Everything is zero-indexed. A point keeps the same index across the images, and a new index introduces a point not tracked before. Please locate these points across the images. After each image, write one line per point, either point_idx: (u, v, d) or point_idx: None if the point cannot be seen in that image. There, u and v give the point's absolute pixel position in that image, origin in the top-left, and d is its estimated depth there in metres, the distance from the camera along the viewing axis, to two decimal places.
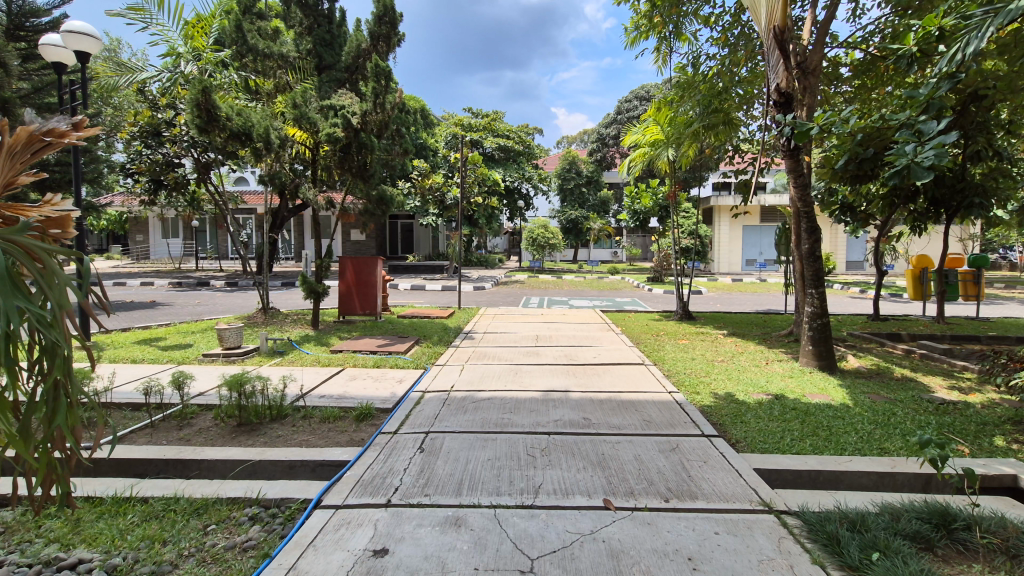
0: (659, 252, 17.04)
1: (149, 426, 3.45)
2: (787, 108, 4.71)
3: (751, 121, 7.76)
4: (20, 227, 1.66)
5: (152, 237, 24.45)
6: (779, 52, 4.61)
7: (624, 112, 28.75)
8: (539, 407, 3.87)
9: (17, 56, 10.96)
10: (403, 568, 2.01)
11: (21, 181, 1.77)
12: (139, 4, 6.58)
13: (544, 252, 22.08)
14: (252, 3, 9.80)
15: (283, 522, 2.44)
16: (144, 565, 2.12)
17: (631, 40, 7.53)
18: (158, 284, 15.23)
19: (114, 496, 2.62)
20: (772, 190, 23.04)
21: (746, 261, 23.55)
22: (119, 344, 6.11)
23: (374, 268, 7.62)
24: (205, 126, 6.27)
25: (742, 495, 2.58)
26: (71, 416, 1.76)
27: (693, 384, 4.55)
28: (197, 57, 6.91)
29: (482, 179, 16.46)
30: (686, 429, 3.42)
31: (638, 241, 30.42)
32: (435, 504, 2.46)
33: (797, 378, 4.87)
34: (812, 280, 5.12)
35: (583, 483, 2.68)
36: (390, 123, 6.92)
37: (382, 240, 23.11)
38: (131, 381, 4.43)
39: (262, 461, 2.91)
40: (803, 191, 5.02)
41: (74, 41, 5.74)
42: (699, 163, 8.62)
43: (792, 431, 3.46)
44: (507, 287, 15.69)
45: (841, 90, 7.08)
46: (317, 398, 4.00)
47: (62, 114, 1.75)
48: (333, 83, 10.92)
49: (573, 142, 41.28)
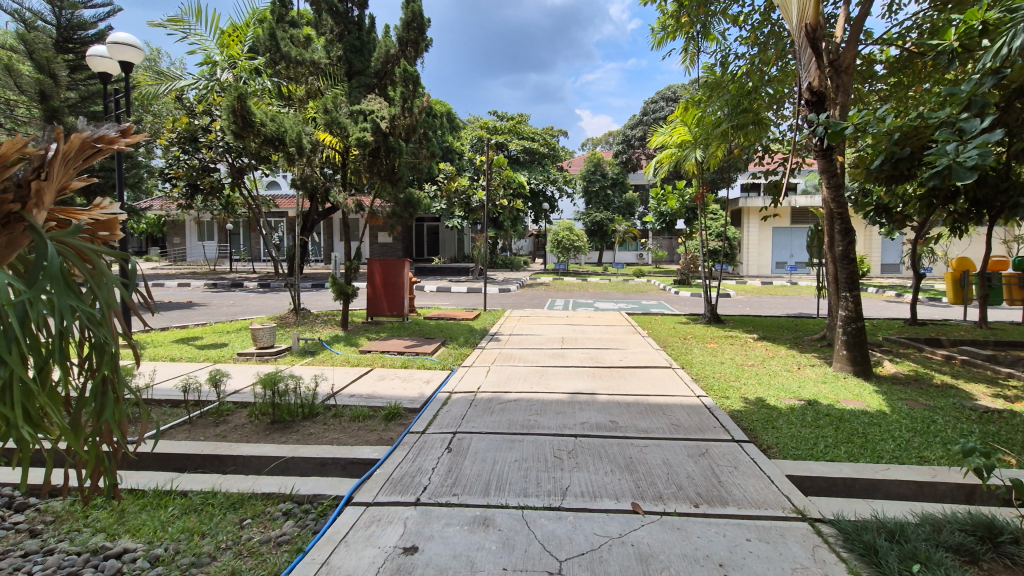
0: (686, 254, 16.78)
1: (187, 422, 3.56)
2: (819, 107, 4.63)
3: (781, 121, 7.61)
4: (72, 228, 1.75)
5: (188, 241, 25.27)
6: (811, 50, 4.51)
7: (650, 113, 28.55)
8: (565, 409, 3.87)
9: (65, 67, 11.53)
10: (433, 567, 2.02)
11: (73, 185, 1.87)
12: (178, 15, 6.82)
13: (569, 254, 21.96)
14: (285, 12, 10.07)
15: (315, 518, 2.49)
16: (184, 557, 2.19)
17: (657, 41, 7.47)
18: (193, 286, 15.73)
19: (156, 489, 2.71)
20: (803, 191, 22.59)
21: (775, 263, 23.13)
22: (158, 343, 6.33)
23: (401, 269, 7.70)
24: (241, 132, 6.53)
25: (774, 501, 2.53)
26: (117, 411, 1.83)
27: (722, 389, 4.46)
28: (232, 65, 7.13)
29: (507, 181, 16.53)
30: (715, 433, 3.37)
31: (663, 243, 30.06)
32: (462, 504, 2.48)
33: (830, 383, 4.74)
34: (846, 283, 4.98)
35: (610, 486, 2.67)
36: (419, 127, 6.99)
37: (408, 243, 23.43)
38: (170, 378, 4.59)
39: (294, 458, 2.97)
40: (836, 192, 4.88)
41: (118, 52, 5.97)
42: (729, 163, 8.46)
43: (826, 437, 3.38)
44: (531, 289, 15.68)
45: (875, 88, 6.89)
46: (347, 397, 4.06)
47: (111, 121, 1.81)
48: (362, 89, 11.14)
49: (598, 143, 41.26)
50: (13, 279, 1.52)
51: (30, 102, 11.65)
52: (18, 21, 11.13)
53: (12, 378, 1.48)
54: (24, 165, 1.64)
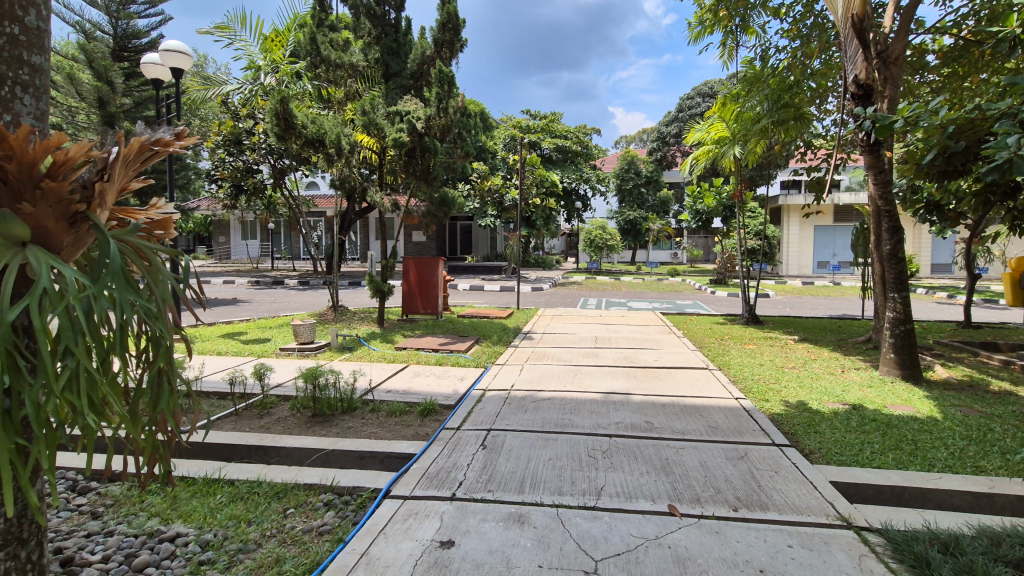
0: (722, 253, 16.41)
1: (234, 413, 3.70)
2: (865, 100, 4.46)
3: (824, 116, 7.36)
4: (131, 228, 1.85)
5: (232, 240, 26.29)
6: (857, 41, 4.34)
7: (686, 109, 28.07)
8: (599, 409, 3.85)
9: (120, 74, 12.19)
10: (469, 561, 2.05)
11: (132, 186, 1.97)
12: (224, 22, 7.08)
13: (602, 254, 21.77)
14: (324, 16, 10.36)
15: (355, 510, 2.55)
16: (232, 543, 2.28)
17: (694, 36, 7.33)
18: (238, 283, 16.34)
19: (205, 477, 2.84)
20: (847, 189, 21.78)
21: (817, 263, 22.40)
22: (206, 337, 6.60)
23: (435, 268, 7.79)
24: (283, 134, 6.74)
25: (817, 508, 2.45)
26: (172, 402, 1.93)
27: (761, 391, 4.35)
28: (275, 70, 7.37)
29: (540, 180, 16.46)
30: (755, 437, 3.29)
31: (699, 242, 29.47)
32: (497, 501, 2.50)
33: (876, 387, 4.55)
34: (894, 283, 4.81)
35: (645, 487, 2.64)
36: (453, 127, 7.06)
37: (441, 242, 23.70)
38: (217, 371, 4.78)
39: (335, 450, 3.06)
40: (884, 189, 4.68)
41: (169, 58, 6.24)
42: (769, 160, 8.21)
43: (872, 444, 3.25)
44: (563, 288, 15.62)
45: (926, 79, 6.58)
46: (383, 393, 4.14)
47: (167, 124, 1.90)
48: (398, 90, 11.30)
49: (631, 140, 40.76)
50: (79, 275, 1.61)
51: (89, 108, 12.35)
52: (79, 32, 11.91)
53: (80, 368, 1.56)
54: (90, 167, 1.73)
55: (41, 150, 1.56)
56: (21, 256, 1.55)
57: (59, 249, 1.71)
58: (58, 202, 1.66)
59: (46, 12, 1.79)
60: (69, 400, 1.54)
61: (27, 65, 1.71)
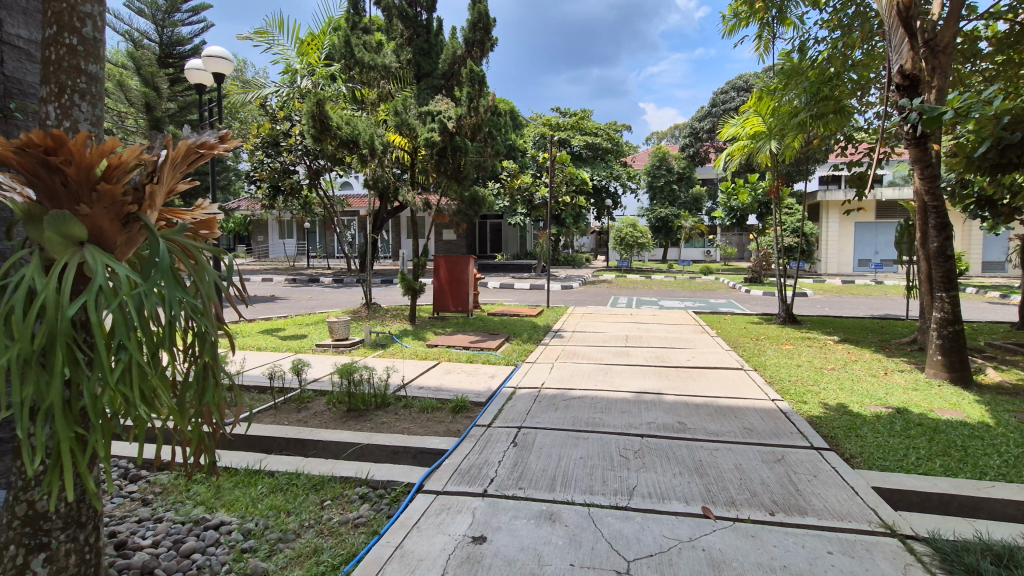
0: (757, 251, 16.01)
1: (273, 407, 3.82)
2: (912, 92, 4.27)
3: (866, 108, 7.10)
4: (178, 228, 1.92)
5: (270, 239, 27.15)
6: (903, 30, 4.15)
7: (720, 104, 27.47)
8: (631, 408, 3.81)
9: (166, 80, 12.73)
10: (501, 557, 2.07)
11: (179, 188, 2.05)
12: (263, 28, 7.29)
13: (633, 251, 21.54)
14: (358, 19, 10.55)
15: (389, 503, 2.60)
16: (272, 532, 2.36)
17: (729, 29, 7.16)
18: (276, 280, 16.82)
19: (247, 468, 2.94)
20: (891, 184, 20.92)
21: (858, 261, 21.62)
22: (246, 333, 6.83)
23: (466, 266, 7.85)
24: (319, 135, 6.89)
25: (859, 514, 2.37)
26: (216, 395, 2.01)
27: (799, 393, 4.23)
28: (311, 72, 7.52)
29: (570, 179, 16.36)
30: (792, 439, 3.21)
31: (733, 240, 28.80)
32: (528, 498, 2.51)
33: (922, 391, 4.36)
34: (942, 282, 4.62)
35: (679, 488, 2.61)
36: (484, 126, 7.09)
37: (472, 240, 23.86)
38: (258, 367, 4.94)
39: (369, 445, 3.12)
40: (931, 183, 4.46)
41: (211, 64, 6.47)
42: (806, 155, 7.96)
43: (918, 449, 3.12)
44: (592, 286, 15.50)
45: (979, 67, 6.26)
46: (416, 389, 4.21)
47: (211, 128, 1.97)
48: (429, 90, 11.42)
49: (663, 137, 40.14)
50: (131, 273, 1.68)
51: (138, 113, 12.92)
52: (128, 40, 12.50)
53: (132, 362, 1.64)
54: (141, 170, 1.80)
55: (97, 154, 1.64)
56: (79, 256, 1.63)
57: (113, 248, 1.79)
58: (112, 204, 1.73)
59: (102, 22, 1.88)
60: (123, 392, 1.62)
61: (85, 74, 1.80)
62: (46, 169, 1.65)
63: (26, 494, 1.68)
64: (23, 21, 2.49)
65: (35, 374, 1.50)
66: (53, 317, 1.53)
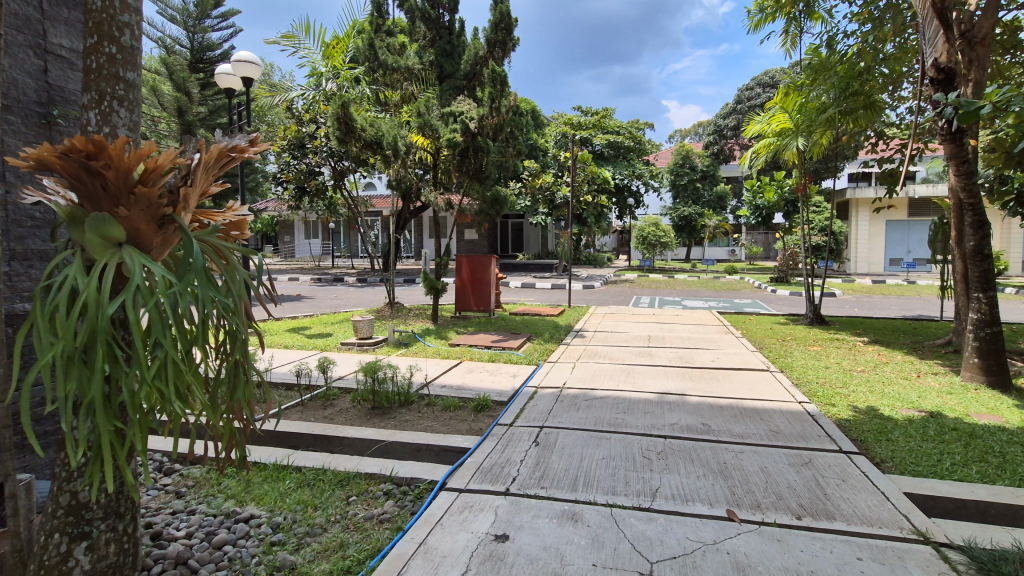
0: (784, 250, 15.69)
1: (301, 404, 3.91)
2: (947, 85, 4.13)
3: (898, 103, 6.89)
4: (210, 229, 1.98)
5: (296, 239, 27.71)
6: (938, 22, 4.03)
7: (745, 101, 27.01)
8: (654, 409, 3.79)
9: (197, 85, 13.11)
10: (524, 556, 2.08)
11: (211, 191, 2.11)
12: (290, 32, 7.44)
13: (655, 251, 21.32)
14: (382, 22, 10.68)
15: (413, 500, 2.64)
16: (300, 526, 2.42)
17: (754, 24, 7.04)
18: (302, 280, 17.15)
19: (275, 463, 3.01)
20: (924, 181, 20.27)
21: (889, 261, 21.01)
22: (274, 331, 6.99)
23: (488, 266, 7.89)
24: (344, 137, 7.00)
25: (890, 520, 2.32)
26: (246, 392, 2.06)
27: (827, 395, 4.14)
28: (336, 75, 7.81)
29: (592, 178, 16.29)
30: (820, 442, 3.15)
31: (759, 238, 28.28)
32: (551, 497, 2.52)
33: (958, 395, 4.22)
34: (979, 282, 4.48)
35: (703, 491, 2.58)
36: (505, 126, 7.10)
37: (493, 240, 23.94)
38: (285, 364, 5.05)
39: (393, 442, 3.16)
40: (967, 180, 4.32)
41: (240, 68, 6.63)
42: (834, 152, 7.76)
43: (953, 455, 3.03)
44: (614, 286, 15.38)
45: (1019, 59, 6.02)
46: (439, 388, 4.25)
47: (242, 132, 2.02)
48: (451, 91, 11.49)
49: (686, 135, 39.65)
50: (166, 273, 1.74)
51: (170, 117, 13.32)
52: (161, 47, 12.92)
53: (167, 359, 1.70)
54: (175, 174, 1.86)
55: (135, 158, 1.70)
56: (118, 256, 1.69)
57: (150, 249, 1.85)
58: (149, 206, 1.79)
59: (139, 31, 1.95)
60: (158, 387, 1.68)
61: (123, 81, 1.87)
62: (87, 173, 1.73)
63: (69, 485, 1.75)
64: (65, 31, 2.61)
65: (77, 370, 1.57)
66: (93, 316, 1.59)
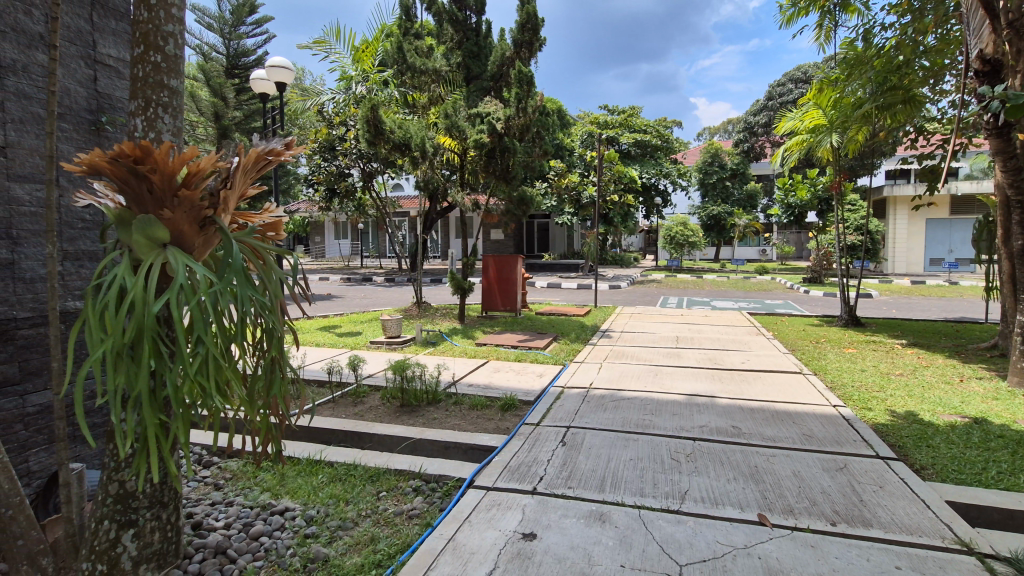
0: (817, 250, 15.27)
1: (332, 400, 4.00)
2: (994, 77, 3.99)
3: (940, 97, 6.63)
4: (248, 230, 2.05)
5: (326, 239, 28.30)
6: (983, 12, 3.87)
7: (776, 97, 26.39)
8: (682, 411, 3.74)
9: (232, 90, 13.52)
10: (551, 554, 2.09)
11: (249, 193, 2.18)
12: (321, 37, 7.60)
13: (683, 250, 21.02)
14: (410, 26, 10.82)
15: (441, 497, 2.67)
16: (332, 519, 2.48)
17: (786, 19, 6.88)
18: (331, 279, 17.50)
19: (308, 458, 3.09)
20: (967, 178, 19.48)
21: (929, 260, 20.26)
22: (306, 330, 7.16)
23: (514, 266, 7.91)
24: (373, 139, 7.11)
25: (930, 529, 2.24)
26: (281, 388, 2.13)
27: (863, 399, 4.02)
28: (365, 79, 7.99)
29: (618, 177, 16.15)
30: (856, 447, 3.06)
31: (791, 238, 27.59)
32: (578, 497, 2.52)
33: (1003, 400, 4.04)
34: None
35: (733, 494, 2.54)
36: (532, 126, 7.09)
37: (519, 240, 23.98)
38: (317, 362, 5.17)
39: (422, 440, 3.21)
40: (1014, 177, 4.15)
41: (274, 73, 6.81)
42: (871, 149, 7.52)
43: (999, 463, 2.91)
44: (641, 286, 15.24)
45: None
46: (466, 387, 4.28)
47: (278, 135, 2.09)
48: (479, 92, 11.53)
49: (715, 133, 38.97)
50: (207, 273, 1.81)
51: (207, 122, 13.73)
52: (199, 54, 13.40)
53: (208, 355, 1.76)
54: (215, 177, 1.92)
55: (179, 161, 1.77)
56: (163, 256, 1.77)
57: (191, 249, 1.93)
58: (191, 208, 1.86)
59: (182, 40, 2.02)
60: (200, 382, 1.75)
61: (167, 88, 1.94)
62: (135, 177, 1.80)
63: (117, 475, 1.83)
64: (113, 42, 2.74)
65: (126, 365, 1.64)
66: (140, 313, 1.66)
